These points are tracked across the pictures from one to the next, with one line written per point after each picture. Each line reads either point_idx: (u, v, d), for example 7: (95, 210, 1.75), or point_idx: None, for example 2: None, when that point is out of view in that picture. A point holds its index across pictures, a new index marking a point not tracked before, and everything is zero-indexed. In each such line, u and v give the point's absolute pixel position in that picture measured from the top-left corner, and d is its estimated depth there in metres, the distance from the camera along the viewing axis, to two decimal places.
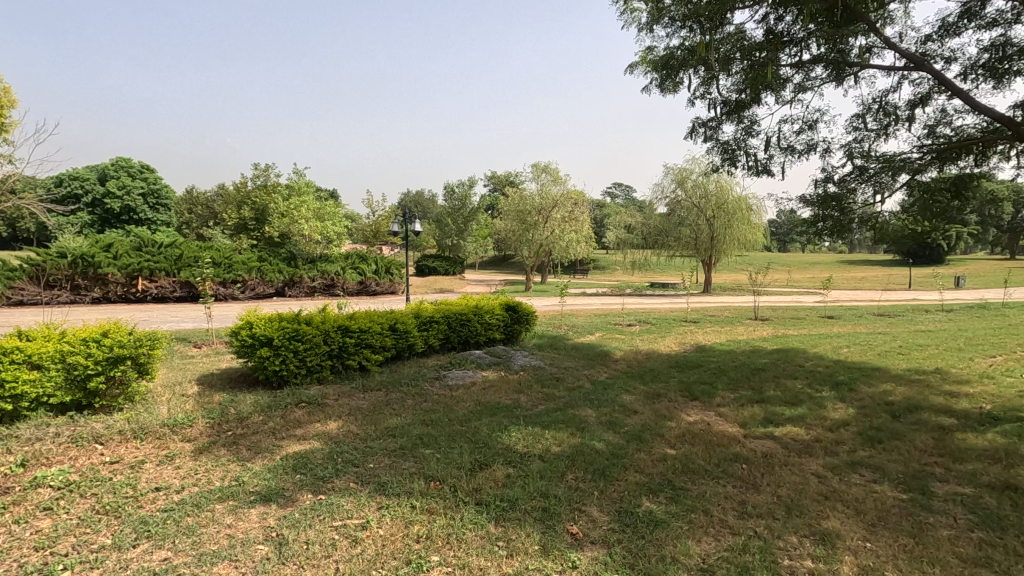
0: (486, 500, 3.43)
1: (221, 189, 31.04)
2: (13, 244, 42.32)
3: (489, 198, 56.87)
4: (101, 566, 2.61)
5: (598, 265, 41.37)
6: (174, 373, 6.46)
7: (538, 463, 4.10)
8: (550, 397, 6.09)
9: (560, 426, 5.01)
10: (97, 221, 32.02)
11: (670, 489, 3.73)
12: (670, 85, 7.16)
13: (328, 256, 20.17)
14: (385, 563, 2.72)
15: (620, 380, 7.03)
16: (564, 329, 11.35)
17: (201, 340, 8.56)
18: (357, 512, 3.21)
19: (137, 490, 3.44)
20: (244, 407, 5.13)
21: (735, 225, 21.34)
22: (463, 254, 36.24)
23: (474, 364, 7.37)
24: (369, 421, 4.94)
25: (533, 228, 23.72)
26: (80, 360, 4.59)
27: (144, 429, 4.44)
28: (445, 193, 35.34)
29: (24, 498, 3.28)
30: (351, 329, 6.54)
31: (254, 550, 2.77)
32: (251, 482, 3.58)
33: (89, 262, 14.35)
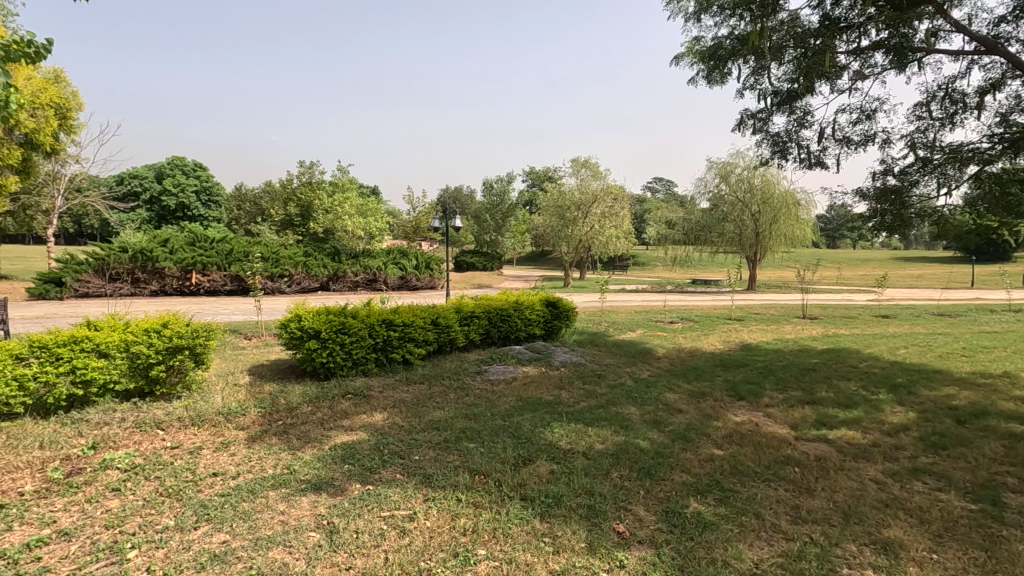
0: (531, 496, 3.42)
1: (268, 186, 32.11)
2: (80, 239, 45.21)
3: (527, 193, 56.81)
4: (165, 546, 2.73)
5: (638, 262, 40.79)
6: (227, 364, 6.70)
7: (582, 460, 4.06)
8: (591, 394, 6.03)
9: (604, 423, 4.96)
10: (155, 218, 33.71)
11: (719, 490, 3.64)
12: (717, 76, 6.97)
13: (371, 252, 20.59)
14: (433, 555, 2.75)
15: (663, 378, 6.91)
16: (605, 326, 11.22)
17: (252, 332, 8.88)
18: (404, 504, 3.25)
19: (196, 475, 3.59)
20: (294, 398, 5.28)
21: (782, 220, 20.66)
22: (501, 250, 36.34)
23: (515, 359, 7.36)
24: (413, 414, 5.01)
25: (573, 223, 23.51)
26: (143, 349, 4.82)
27: (201, 417, 4.63)
28: (483, 188, 35.45)
29: (94, 479, 3.47)
30: (396, 323, 6.66)
31: (306, 537, 2.85)
32: (302, 471, 3.69)
33: (148, 257, 15.08)
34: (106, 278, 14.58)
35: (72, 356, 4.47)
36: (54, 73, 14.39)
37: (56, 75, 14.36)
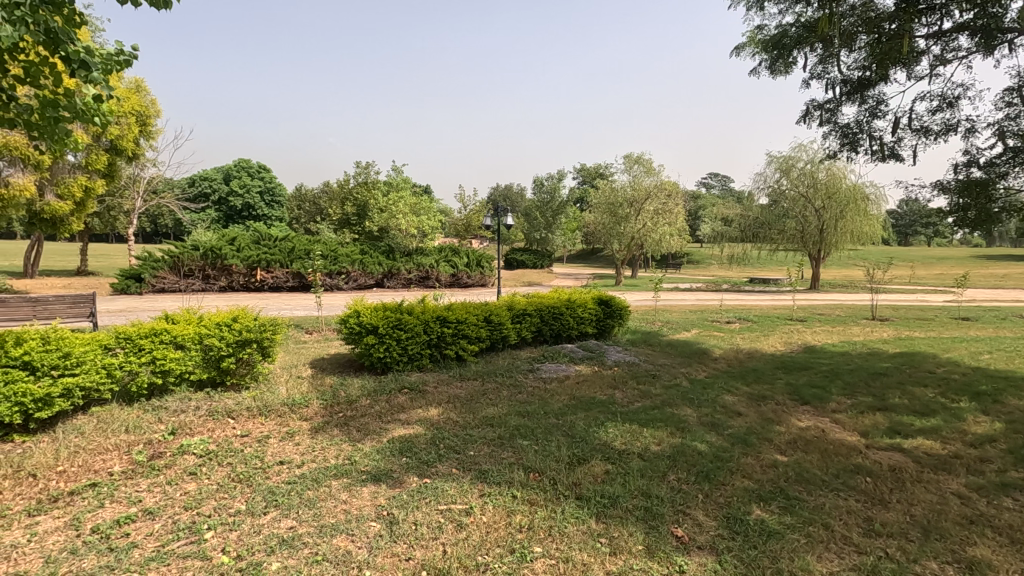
0: (586, 495, 3.39)
1: (326, 188, 33.29)
2: (157, 237, 48.42)
3: (577, 190, 56.31)
4: (238, 529, 2.88)
5: (692, 260, 39.70)
6: (290, 357, 7.00)
7: (638, 461, 3.99)
8: (646, 394, 5.92)
9: (659, 424, 4.86)
10: (222, 217, 35.63)
11: (783, 498, 3.49)
12: (781, 66, 6.67)
13: (423, 250, 20.99)
14: (490, 550, 2.77)
15: (721, 379, 6.70)
16: (658, 325, 10.97)
17: (312, 326, 9.23)
18: (460, 498, 3.30)
19: (264, 462, 3.77)
20: (353, 391, 5.47)
21: (848, 216, 19.57)
22: (551, 248, 36.24)
23: (567, 358, 7.34)
24: (467, 410, 5.07)
25: (625, 221, 23.12)
26: (215, 341, 5.12)
27: (268, 408, 4.86)
28: (534, 186, 35.34)
29: (173, 463, 3.71)
30: (449, 320, 6.76)
31: (368, 527, 2.94)
32: (362, 462, 3.80)
33: (217, 255, 15.96)
34: (180, 274, 15.50)
35: (152, 348, 4.81)
36: (135, 82, 15.37)
37: (137, 84, 15.34)
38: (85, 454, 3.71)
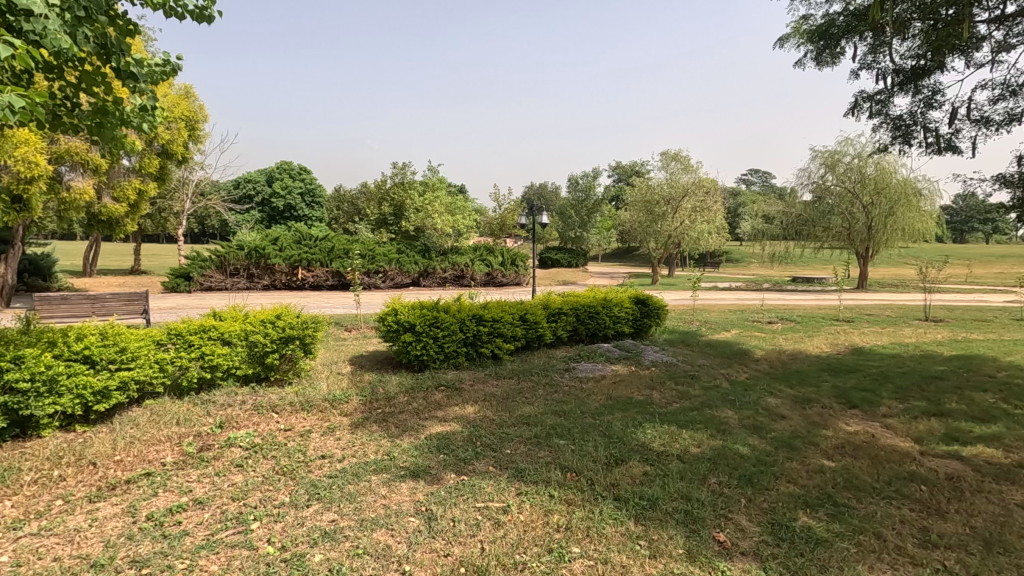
0: (625, 496, 3.34)
1: (365, 188, 33.96)
2: (205, 238, 50.47)
3: (613, 188, 55.75)
4: (283, 520, 2.96)
5: (731, 258, 38.74)
6: (331, 353, 7.17)
7: (677, 463, 3.91)
8: (684, 395, 5.80)
9: (699, 426, 4.75)
10: (265, 218, 36.80)
11: (831, 505, 3.36)
12: (828, 57, 6.43)
13: (459, 249, 21.16)
14: (528, 549, 2.76)
15: (763, 381, 6.50)
16: (697, 325, 10.74)
17: (351, 324, 9.42)
18: (497, 496, 3.31)
19: (306, 456, 3.86)
20: (392, 388, 5.55)
21: (899, 212, 18.72)
22: (586, 246, 35.98)
23: (603, 357, 7.26)
24: (503, 408, 5.08)
25: (661, 219, 22.73)
26: (260, 338, 5.29)
27: (310, 403, 4.98)
28: (569, 184, 35.14)
29: (221, 455, 3.84)
30: (485, 318, 6.79)
31: (407, 522, 2.97)
32: (401, 458, 3.85)
33: (261, 254, 16.48)
34: (226, 273, 16.06)
35: (202, 343, 5.00)
36: (184, 89, 16.01)
37: (186, 91, 15.98)
38: (139, 445, 3.88)
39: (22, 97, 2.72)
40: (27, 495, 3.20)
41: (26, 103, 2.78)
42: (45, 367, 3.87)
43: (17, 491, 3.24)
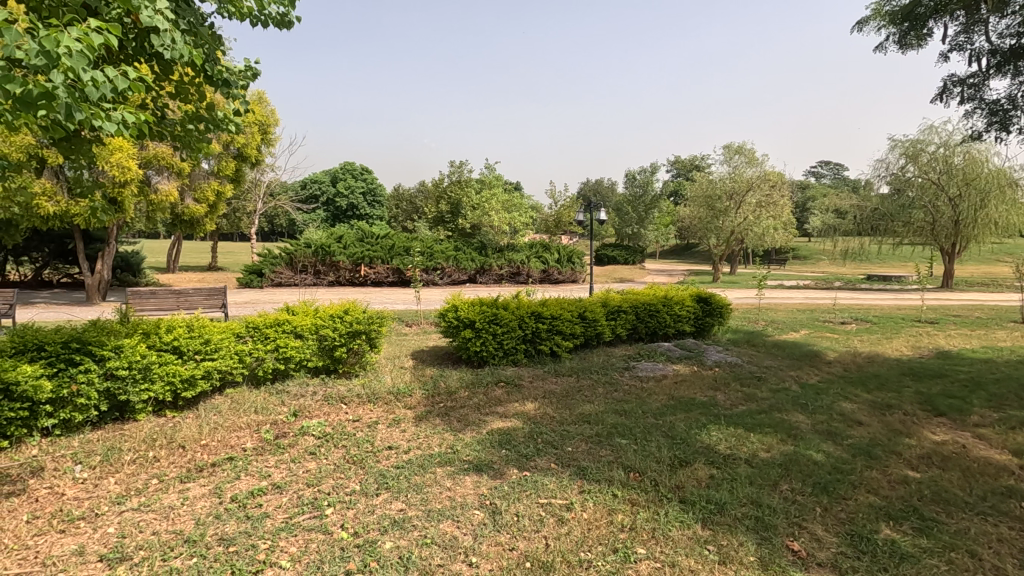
0: (691, 499, 3.26)
1: (423, 187, 34.72)
2: (273, 236, 53.33)
3: (672, 183, 54.37)
4: (355, 507, 3.08)
5: (799, 255, 36.94)
6: (394, 348, 7.39)
7: (746, 467, 3.78)
8: (751, 398, 5.59)
9: (768, 430, 4.57)
10: (330, 217, 38.37)
11: (917, 518, 3.15)
12: (914, 39, 6.00)
13: (515, 246, 21.27)
14: (592, 547, 2.75)
15: (836, 385, 6.17)
16: (762, 325, 10.31)
17: (412, 320, 9.67)
18: (560, 493, 3.31)
19: (374, 446, 4.01)
20: (453, 383, 5.66)
21: (992, 205, 17.14)
22: (644, 243, 35.27)
23: (664, 356, 7.11)
24: (563, 406, 5.08)
25: (723, 215, 21.85)
26: (329, 332, 5.52)
27: (376, 396, 5.15)
28: (626, 180, 34.58)
29: (296, 442, 4.04)
30: (544, 315, 6.79)
31: (472, 515, 3.02)
32: (464, 452, 3.93)
33: (327, 252, 17.20)
34: (295, 269, 16.85)
35: (277, 337, 5.28)
36: (258, 95, 16.90)
37: (260, 96, 16.83)
38: (223, 430, 4.15)
39: (127, 119, 2.99)
40: (128, 473, 3.49)
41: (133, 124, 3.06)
42: (141, 355, 4.20)
43: (118, 469, 3.53)
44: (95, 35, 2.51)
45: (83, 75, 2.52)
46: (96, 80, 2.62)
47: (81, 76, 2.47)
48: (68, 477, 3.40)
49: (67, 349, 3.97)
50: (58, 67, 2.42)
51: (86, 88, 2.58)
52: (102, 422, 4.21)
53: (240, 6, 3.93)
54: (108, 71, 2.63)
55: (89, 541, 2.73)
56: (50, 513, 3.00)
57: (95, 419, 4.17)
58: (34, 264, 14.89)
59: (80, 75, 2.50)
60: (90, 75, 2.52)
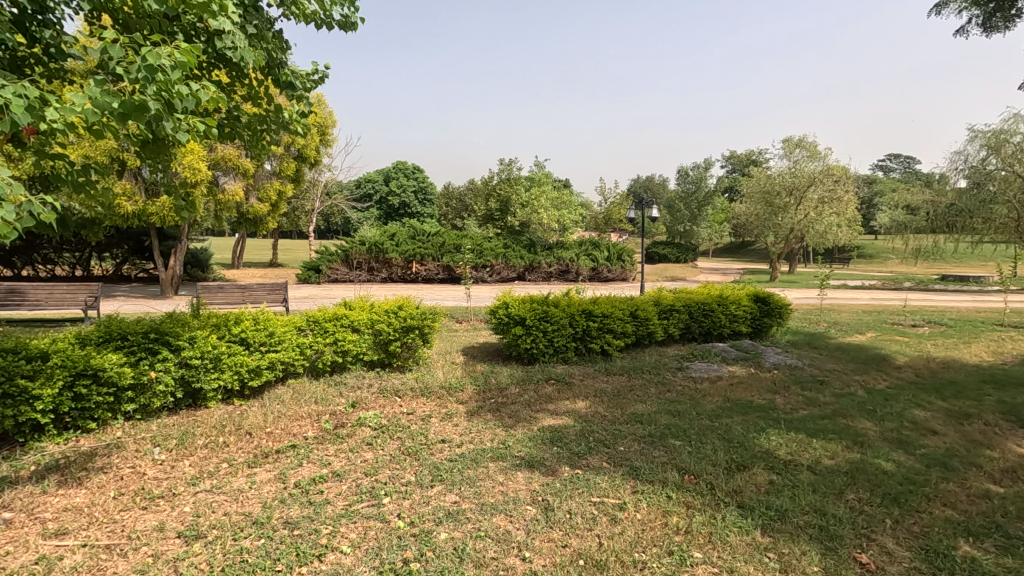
0: (750, 505, 3.16)
1: (473, 185, 35.05)
2: (329, 234, 55.31)
3: (727, 179, 52.68)
4: (410, 498, 3.16)
5: (865, 253, 35.01)
6: (445, 343, 7.52)
7: (808, 474, 3.63)
8: (812, 402, 5.35)
9: (832, 436, 4.36)
10: (382, 215, 39.36)
11: (1001, 536, 2.93)
12: (1003, 19, 5.56)
13: (564, 244, 21.16)
14: (647, 548, 2.72)
15: (907, 391, 5.81)
16: (825, 327, 9.84)
17: (463, 316, 9.81)
18: (613, 492, 3.28)
19: (428, 439, 4.09)
20: (504, 379, 5.71)
21: None
22: (696, 241, 34.35)
23: (719, 357, 6.91)
24: (615, 405, 5.02)
25: (782, 211, 20.90)
26: (384, 327, 5.68)
27: (429, 390, 5.25)
28: (678, 176, 33.71)
29: (354, 433, 4.18)
30: (595, 313, 6.73)
31: (524, 510, 3.04)
32: (515, 448, 3.96)
33: (380, 249, 17.65)
34: (350, 266, 17.39)
35: (335, 331, 5.48)
36: (317, 98, 17.49)
37: (319, 98, 17.41)
38: (286, 419, 4.34)
39: (201, 127, 3.18)
40: (201, 456, 3.71)
41: (208, 132, 3.26)
42: (212, 346, 4.46)
43: (192, 452, 3.76)
44: (182, 50, 2.71)
45: (172, 88, 2.71)
46: (181, 92, 2.81)
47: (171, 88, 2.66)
48: (148, 458, 3.65)
49: (147, 339, 4.26)
50: (151, 81, 2.62)
51: (174, 98, 2.77)
52: (177, 407, 4.49)
53: (305, 9, 4.08)
54: (193, 83, 2.82)
55: (168, 519, 2.92)
56: (133, 491, 3.23)
57: (170, 405, 4.45)
58: (114, 260, 16.01)
59: (170, 87, 2.70)
60: (178, 88, 2.71)
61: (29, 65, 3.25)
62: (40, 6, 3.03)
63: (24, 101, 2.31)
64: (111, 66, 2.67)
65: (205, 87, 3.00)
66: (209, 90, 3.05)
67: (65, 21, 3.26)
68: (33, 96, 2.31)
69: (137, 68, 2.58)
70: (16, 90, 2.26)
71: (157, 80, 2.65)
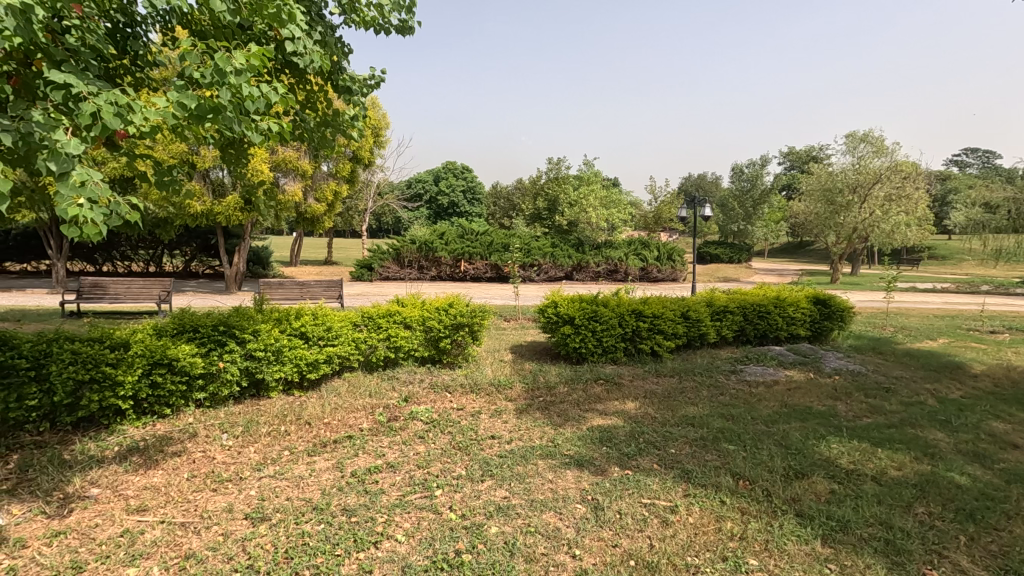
0: (809, 513, 3.05)
1: (521, 185, 35.15)
2: (381, 233, 56.80)
3: (785, 176, 50.65)
4: (462, 491, 3.23)
5: (936, 254, 32.91)
6: (493, 341, 7.60)
7: (873, 485, 3.46)
8: (877, 410, 5.09)
9: (899, 446, 4.14)
10: (432, 214, 40.11)
11: None
12: None
13: (612, 243, 20.93)
14: (700, 552, 2.67)
15: (984, 401, 5.44)
16: (891, 331, 9.33)
17: (511, 314, 9.88)
18: (664, 494, 3.24)
19: (478, 434, 4.16)
20: (552, 377, 5.72)
21: None
22: (751, 241, 33.26)
23: (775, 361, 6.67)
24: (665, 406, 4.95)
25: (845, 210, 19.89)
26: (435, 324, 5.81)
27: (478, 387, 5.32)
28: (732, 174, 32.65)
29: (407, 426, 4.30)
30: (645, 314, 6.64)
31: (574, 508, 3.05)
32: (564, 446, 3.96)
33: (430, 248, 17.98)
34: (401, 264, 17.81)
35: (389, 327, 5.65)
36: (371, 101, 17.99)
37: (373, 101, 17.91)
38: (342, 411, 4.51)
39: (270, 129, 3.35)
40: (265, 443, 3.91)
41: (276, 133, 3.43)
42: (275, 339, 4.69)
43: (256, 440, 3.96)
44: (253, 56, 2.86)
45: (243, 91, 2.87)
46: (251, 96, 2.97)
47: (241, 91, 2.82)
48: (217, 444, 3.87)
49: (217, 331, 4.52)
50: (224, 85, 2.78)
51: (245, 101, 2.93)
52: (242, 396, 4.75)
53: (365, 16, 4.21)
54: (262, 86, 2.98)
55: (236, 501, 3.10)
56: (204, 473, 3.44)
57: (236, 394, 4.70)
58: (184, 257, 17.01)
59: (241, 91, 2.86)
60: (248, 91, 2.86)
61: (120, 74, 3.53)
62: (130, 19, 3.29)
63: (114, 107, 2.51)
64: (190, 73, 2.85)
65: (273, 91, 3.15)
66: (276, 92, 3.21)
67: (150, 32, 3.52)
68: (122, 102, 2.49)
69: (211, 73, 2.74)
70: (107, 97, 2.45)
71: (231, 85, 2.81)
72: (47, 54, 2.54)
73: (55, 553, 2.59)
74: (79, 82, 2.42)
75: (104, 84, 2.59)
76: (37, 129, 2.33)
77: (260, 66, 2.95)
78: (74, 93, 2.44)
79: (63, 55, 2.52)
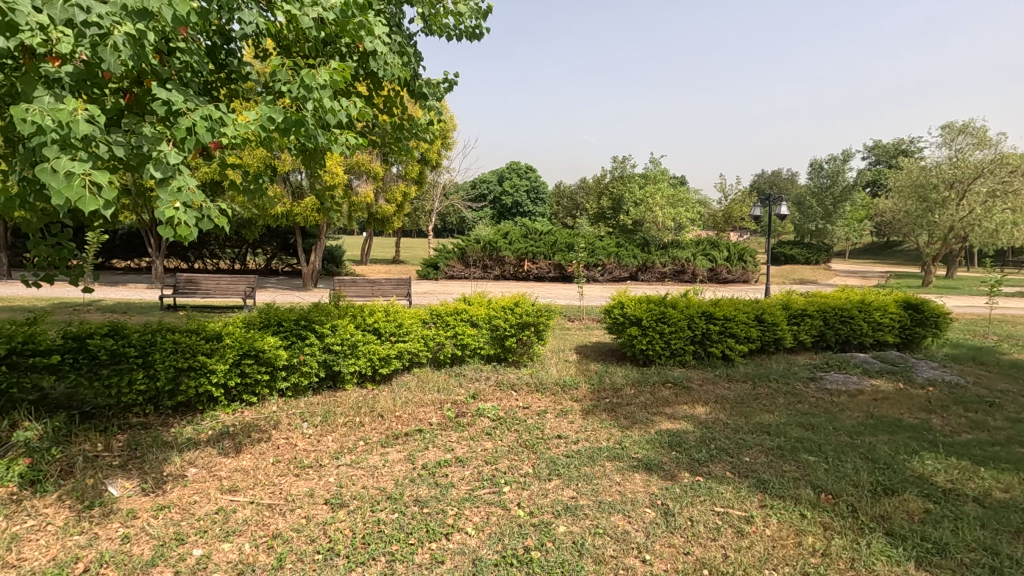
0: (900, 533, 2.85)
1: (585, 184, 34.86)
2: (446, 232, 58.05)
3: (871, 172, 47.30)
4: (530, 489, 3.25)
5: None
6: (558, 341, 7.58)
7: (974, 507, 3.18)
8: (979, 425, 4.66)
9: (1005, 466, 3.78)
10: (495, 214, 40.59)
11: None
12: None
13: (679, 243, 20.34)
14: (779, 566, 2.56)
15: None
16: (995, 340, 8.50)
17: (575, 314, 9.82)
18: (738, 503, 3.12)
19: (544, 433, 4.17)
20: (618, 379, 5.65)
21: None
22: (830, 241, 31.35)
23: (859, 369, 6.26)
24: (738, 413, 4.75)
25: (940, 207, 18.32)
26: (501, 322, 5.88)
27: (544, 386, 5.34)
28: (811, 171, 30.87)
29: (474, 422, 4.37)
30: (716, 316, 6.40)
31: (643, 512, 3.00)
32: (632, 449, 3.90)
33: (494, 247, 18.18)
34: (466, 263, 18.16)
35: (456, 324, 5.77)
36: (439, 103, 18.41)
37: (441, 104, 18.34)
38: (413, 405, 4.66)
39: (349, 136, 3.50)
40: (342, 433, 4.11)
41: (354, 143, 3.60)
42: (350, 334, 4.91)
43: (334, 429, 4.17)
44: (336, 70, 3.01)
45: (325, 104, 3.02)
46: (332, 109, 3.13)
47: (324, 105, 2.98)
48: (298, 432, 4.10)
49: (297, 325, 4.79)
50: (309, 98, 2.94)
51: (326, 113, 3.08)
52: (320, 387, 4.99)
53: (440, 24, 4.31)
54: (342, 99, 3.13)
55: (316, 486, 3.28)
56: (288, 459, 3.66)
57: (315, 386, 4.96)
58: (266, 255, 18.08)
59: (323, 104, 3.01)
60: (330, 104, 3.02)
61: (216, 87, 3.81)
62: (226, 38, 3.54)
63: (210, 121, 2.70)
64: (278, 86, 3.04)
65: (353, 101, 3.30)
66: (355, 106, 3.36)
67: (244, 49, 3.77)
68: (216, 116, 2.68)
69: (297, 87, 2.90)
70: (203, 112, 2.65)
71: (314, 98, 2.96)
72: (155, 73, 2.78)
73: (160, 525, 2.84)
74: (179, 99, 2.62)
75: (202, 100, 2.81)
76: (146, 142, 2.55)
77: (341, 79, 3.09)
78: (176, 108, 2.65)
79: (168, 73, 2.75)
